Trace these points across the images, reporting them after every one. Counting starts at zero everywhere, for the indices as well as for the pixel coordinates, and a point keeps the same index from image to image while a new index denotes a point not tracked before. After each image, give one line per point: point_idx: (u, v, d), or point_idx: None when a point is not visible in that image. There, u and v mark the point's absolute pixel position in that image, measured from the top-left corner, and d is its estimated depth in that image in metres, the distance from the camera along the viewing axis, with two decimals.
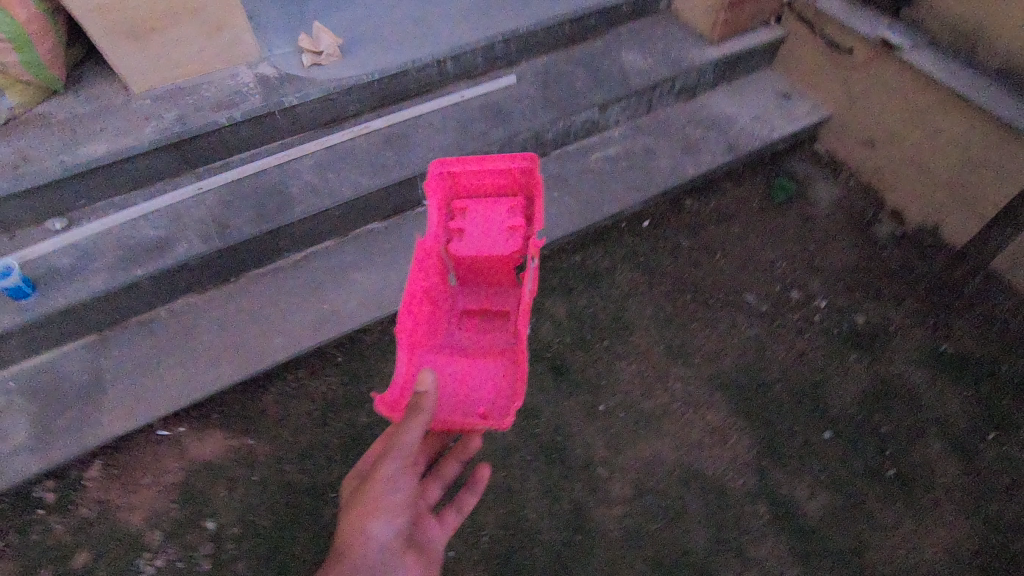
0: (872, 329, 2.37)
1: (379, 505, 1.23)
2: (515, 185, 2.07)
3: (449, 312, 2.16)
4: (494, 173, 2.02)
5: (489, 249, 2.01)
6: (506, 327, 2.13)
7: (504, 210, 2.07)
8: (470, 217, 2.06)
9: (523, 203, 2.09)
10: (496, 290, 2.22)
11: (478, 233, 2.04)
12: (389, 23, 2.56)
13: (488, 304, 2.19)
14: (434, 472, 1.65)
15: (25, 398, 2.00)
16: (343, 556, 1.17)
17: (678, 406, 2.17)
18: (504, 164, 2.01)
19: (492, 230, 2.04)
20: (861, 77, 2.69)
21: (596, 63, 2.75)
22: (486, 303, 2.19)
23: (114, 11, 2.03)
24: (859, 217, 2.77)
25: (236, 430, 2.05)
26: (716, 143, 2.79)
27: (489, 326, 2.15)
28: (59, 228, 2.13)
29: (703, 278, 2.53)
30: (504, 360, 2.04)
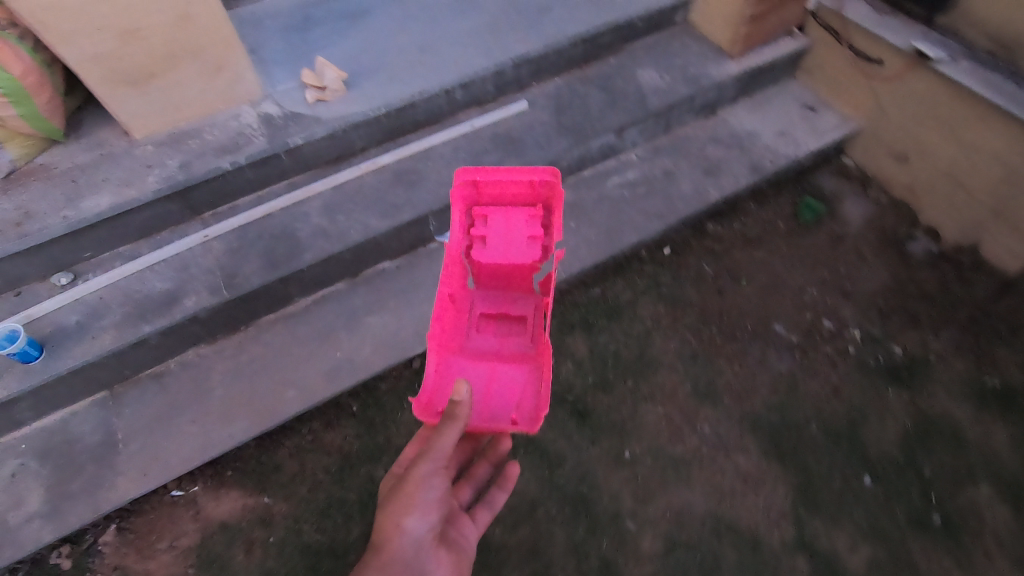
0: (911, 360, 2.25)
1: (413, 506, 1.37)
2: (535, 197, 1.81)
3: (468, 318, 1.94)
4: (516, 182, 1.76)
5: (511, 257, 1.78)
6: (530, 333, 1.92)
7: (525, 219, 1.80)
8: (491, 224, 1.79)
9: (544, 212, 1.82)
10: (517, 295, 1.97)
11: (499, 240, 1.80)
12: (395, 52, 2.47)
13: (509, 309, 1.94)
14: (467, 475, 1.76)
15: (39, 461, 1.96)
16: (382, 545, 1.35)
17: (708, 450, 2.08)
18: (523, 175, 1.76)
19: (515, 239, 1.79)
20: (892, 88, 2.54)
21: (610, 83, 2.64)
22: (507, 308, 1.94)
23: (111, 60, 1.96)
24: (892, 235, 2.63)
25: (252, 488, 2.00)
26: (739, 163, 2.67)
27: (513, 333, 1.92)
28: (65, 283, 2.07)
29: (730, 308, 2.41)
30: (530, 368, 1.87)
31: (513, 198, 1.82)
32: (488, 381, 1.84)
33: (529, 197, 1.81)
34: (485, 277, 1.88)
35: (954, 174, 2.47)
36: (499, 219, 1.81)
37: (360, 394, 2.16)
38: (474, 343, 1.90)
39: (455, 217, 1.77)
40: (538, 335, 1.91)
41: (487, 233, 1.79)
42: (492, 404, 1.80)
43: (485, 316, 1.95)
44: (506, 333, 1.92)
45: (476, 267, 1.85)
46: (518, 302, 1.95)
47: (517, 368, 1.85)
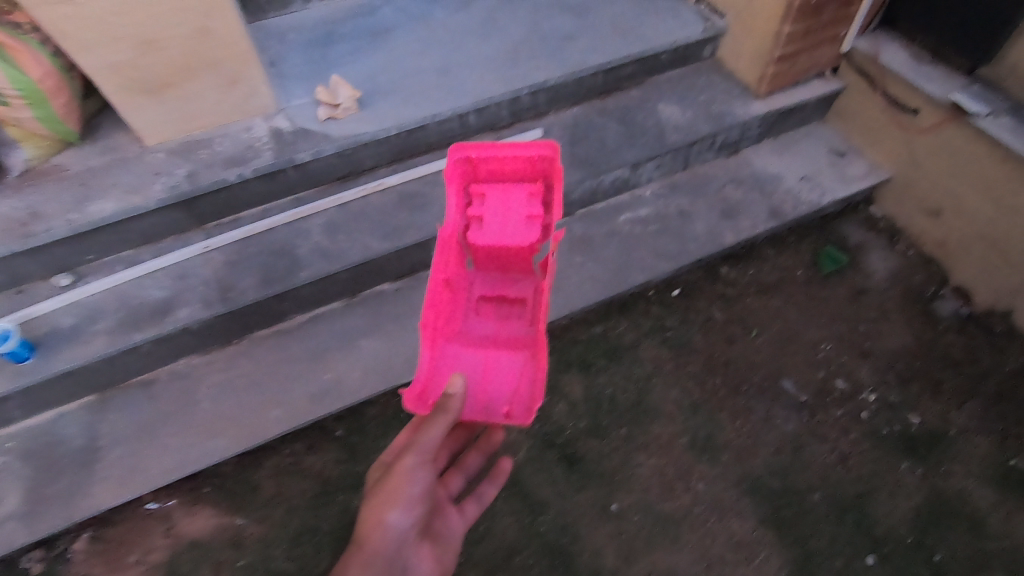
0: (929, 433, 2.12)
1: (396, 499, 1.28)
2: (535, 174, 1.67)
3: (467, 302, 1.83)
4: (516, 157, 1.63)
5: (508, 237, 1.67)
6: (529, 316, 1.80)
7: (524, 196, 1.67)
8: (488, 203, 1.68)
9: (544, 189, 1.69)
10: (517, 276, 1.85)
11: (497, 218, 1.68)
12: (412, 73, 2.45)
13: (508, 291, 1.84)
14: (457, 463, 1.63)
15: (21, 461, 1.96)
16: (362, 541, 1.25)
17: (701, 510, 1.98)
18: (522, 150, 1.62)
19: (514, 216, 1.67)
20: (926, 140, 2.42)
21: (630, 116, 2.57)
22: (506, 290, 1.84)
23: (127, 69, 1.98)
24: (919, 293, 2.48)
25: (227, 507, 1.96)
26: (759, 207, 2.57)
27: (512, 317, 1.81)
28: (65, 283, 2.09)
29: (737, 358, 2.30)
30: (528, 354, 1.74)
31: (512, 174, 1.69)
32: (483, 369, 1.70)
33: (528, 173, 1.67)
34: (482, 258, 1.78)
35: (990, 235, 2.33)
36: (498, 198, 1.68)
37: (345, 419, 2.11)
38: (472, 327, 1.81)
39: (450, 198, 1.65)
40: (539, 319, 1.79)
41: (484, 212, 1.68)
42: (486, 395, 1.66)
43: (484, 299, 1.84)
44: (505, 316, 1.82)
45: (474, 248, 1.75)
46: (517, 282, 1.84)
47: (514, 355, 1.72)
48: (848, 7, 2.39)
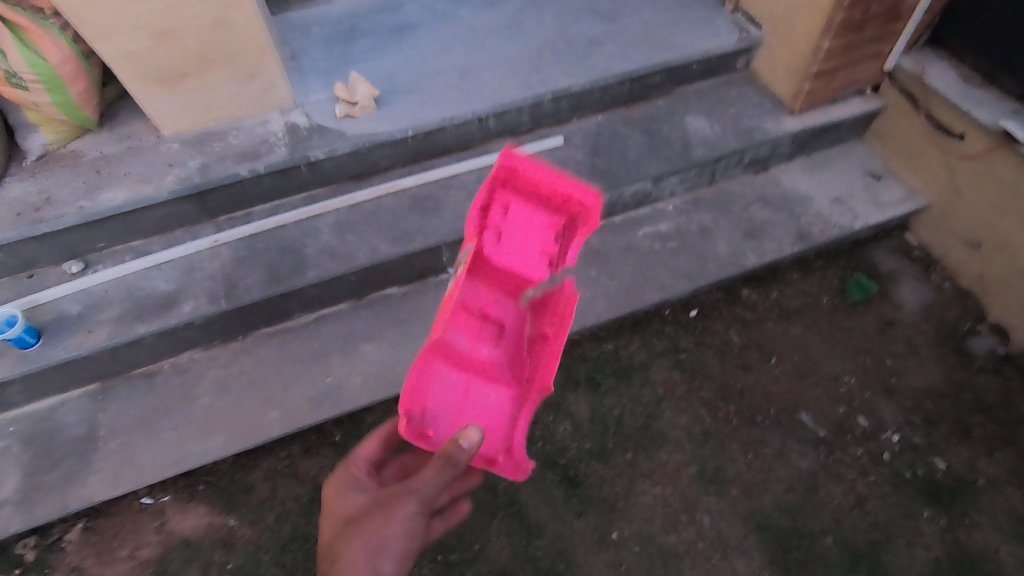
0: (954, 480, 2.01)
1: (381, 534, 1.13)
2: (560, 208, 1.46)
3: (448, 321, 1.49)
4: (544, 183, 1.43)
5: (522, 266, 1.44)
6: (511, 343, 1.55)
7: (544, 228, 1.46)
8: (510, 218, 1.45)
9: (563, 223, 1.46)
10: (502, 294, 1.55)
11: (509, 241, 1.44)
12: (433, 73, 2.39)
13: (489, 310, 1.53)
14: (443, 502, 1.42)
15: (21, 446, 1.96)
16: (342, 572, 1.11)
17: (705, 546, 1.90)
18: (564, 182, 1.41)
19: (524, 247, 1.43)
20: (971, 167, 2.28)
21: (655, 127, 2.48)
22: (488, 308, 1.53)
23: (143, 57, 1.95)
24: (952, 329, 2.35)
25: (220, 507, 1.94)
26: (785, 228, 2.46)
27: (488, 337, 1.52)
28: (74, 270, 2.08)
29: (753, 387, 2.20)
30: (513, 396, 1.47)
31: (540, 192, 1.45)
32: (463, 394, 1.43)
33: (553, 205, 1.45)
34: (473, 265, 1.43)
35: None
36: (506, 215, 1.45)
37: (344, 424, 2.07)
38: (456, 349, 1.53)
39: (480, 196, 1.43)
40: (523, 354, 1.54)
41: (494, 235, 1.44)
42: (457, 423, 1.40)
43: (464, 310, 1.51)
44: (478, 334, 1.51)
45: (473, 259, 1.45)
46: (501, 303, 1.55)
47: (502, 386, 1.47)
48: (894, 22, 2.25)
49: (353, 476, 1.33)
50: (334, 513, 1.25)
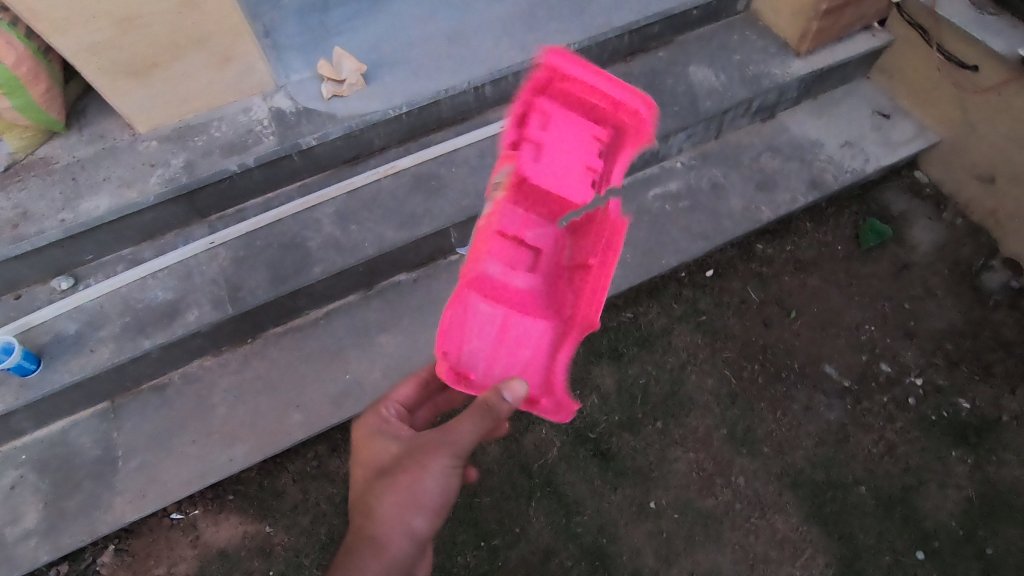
0: (980, 419, 2.04)
1: (418, 505, 1.08)
2: (608, 121, 1.43)
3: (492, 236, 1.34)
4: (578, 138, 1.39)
5: (560, 188, 1.32)
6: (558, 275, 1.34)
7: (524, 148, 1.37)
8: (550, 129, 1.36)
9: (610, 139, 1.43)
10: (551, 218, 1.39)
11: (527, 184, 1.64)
12: (420, 41, 2.23)
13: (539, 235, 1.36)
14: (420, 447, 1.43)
15: (37, 473, 1.90)
16: (376, 546, 1.07)
17: (743, 506, 1.93)
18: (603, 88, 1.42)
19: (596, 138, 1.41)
20: (984, 100, 2.20)
21: (658, 82, 2.36)
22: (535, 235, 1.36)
23: (107, 49, 1.78)
24: (966, 267, 2.33)
25: (253, 515, 1.91)
26: (798, 177, 2.39)
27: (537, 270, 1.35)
28: (65, 287, 1.96)
29: (776, 342, 2.19)
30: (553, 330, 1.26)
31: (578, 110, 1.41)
32: (501, 340, 1.24)
33: (601, 117, 1.43)
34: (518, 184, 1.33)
35: None
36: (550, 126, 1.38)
37: None
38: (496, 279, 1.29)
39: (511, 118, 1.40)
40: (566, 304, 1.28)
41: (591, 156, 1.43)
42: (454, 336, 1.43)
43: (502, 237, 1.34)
44: (529, 269, 1.34)
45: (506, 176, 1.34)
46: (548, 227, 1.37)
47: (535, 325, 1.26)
48: None
49: (375, 415, 1.29)
50: (363, 470, 1.18)
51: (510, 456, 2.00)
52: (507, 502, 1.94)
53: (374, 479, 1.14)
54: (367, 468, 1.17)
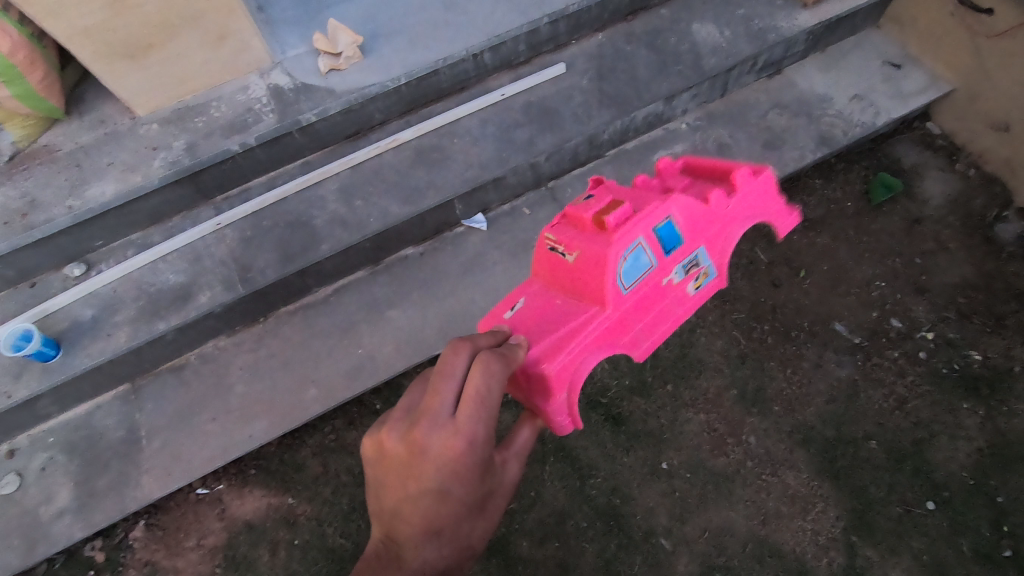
0: (992, 371, 2.04)
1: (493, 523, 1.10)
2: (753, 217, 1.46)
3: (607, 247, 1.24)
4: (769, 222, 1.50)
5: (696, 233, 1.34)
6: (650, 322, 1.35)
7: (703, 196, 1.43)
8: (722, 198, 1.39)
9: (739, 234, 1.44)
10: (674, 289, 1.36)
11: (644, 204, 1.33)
12: (417, 10, 2.19)
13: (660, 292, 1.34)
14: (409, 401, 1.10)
15: (66, 455, 1.96)
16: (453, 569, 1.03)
17: (754, 464, 1.95)
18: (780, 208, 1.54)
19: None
20: (999, 44, 2.13)
21: (661, 41, 2.30)
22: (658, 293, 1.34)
23: (102, 32, 1.76)
24: (979, 219, 2.29)
25: (275, 488, 1.97)
26: (806, 134, 2.35)
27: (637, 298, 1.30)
28: (78, 274, 1.98)
29: (786, 302, 2.18)
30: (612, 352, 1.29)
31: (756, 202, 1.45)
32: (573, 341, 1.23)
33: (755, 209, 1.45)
34: (708, 230, 1.36)
35: None
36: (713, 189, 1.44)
37: (383, 392, 2.06)
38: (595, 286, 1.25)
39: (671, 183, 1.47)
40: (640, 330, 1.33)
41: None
42: (502, 306, 1.38)
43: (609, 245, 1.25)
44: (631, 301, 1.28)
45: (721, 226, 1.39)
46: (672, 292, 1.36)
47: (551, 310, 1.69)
48: None
49: (459, 429, 0.93)
50: (434, 509, 0.96)
51: None
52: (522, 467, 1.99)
53: (457, 518, 0.97)
54: (452, 513, 0.97)
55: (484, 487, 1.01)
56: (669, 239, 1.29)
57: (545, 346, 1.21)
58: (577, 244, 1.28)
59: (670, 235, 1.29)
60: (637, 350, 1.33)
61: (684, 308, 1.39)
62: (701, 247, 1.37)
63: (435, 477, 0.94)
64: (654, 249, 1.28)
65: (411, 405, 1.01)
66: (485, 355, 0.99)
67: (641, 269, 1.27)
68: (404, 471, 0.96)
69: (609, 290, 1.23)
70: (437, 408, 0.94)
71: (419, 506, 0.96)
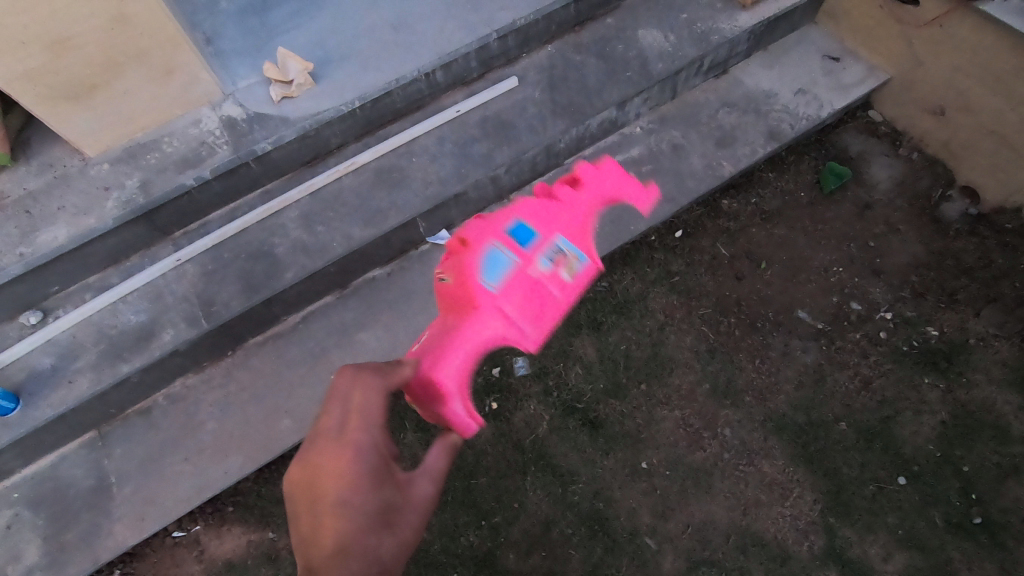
0: (949, 345, 2.11)
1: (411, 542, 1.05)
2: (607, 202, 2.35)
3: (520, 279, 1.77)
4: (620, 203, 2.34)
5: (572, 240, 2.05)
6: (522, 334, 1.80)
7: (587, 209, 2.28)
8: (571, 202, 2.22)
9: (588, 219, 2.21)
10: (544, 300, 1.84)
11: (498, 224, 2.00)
12: (366, 33, 2.20)
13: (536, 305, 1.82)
14: None
15: (33, 510, 1.89)
16: None
17: (731, 456, 1.99)
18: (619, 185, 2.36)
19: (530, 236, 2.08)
20: (927, 33, 2.24)
21: (609, 49, 2.35)
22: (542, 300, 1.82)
23: (42, 75, 1.73)
24: (926, 200, 2.38)
25: (255, 523, 1.93)
26: (755, 130, 2.42)
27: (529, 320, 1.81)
28: (34, 322, 1.93)
29: (749, 294, 2.23)
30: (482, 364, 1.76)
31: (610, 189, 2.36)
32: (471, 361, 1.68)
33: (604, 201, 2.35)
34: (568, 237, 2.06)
35: (998, 131, 2.19)
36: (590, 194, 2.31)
37: None
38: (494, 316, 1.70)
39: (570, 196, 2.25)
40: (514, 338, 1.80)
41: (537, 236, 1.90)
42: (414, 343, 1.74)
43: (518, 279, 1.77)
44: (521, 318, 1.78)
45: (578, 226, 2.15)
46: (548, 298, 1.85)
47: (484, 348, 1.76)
48: None
49: (343, 443, 1.05)
50: (338, 512, 0.99)
51: (502, 435, 2.04)
52: (503, 479, 1.98)
53: (363, 520, 0.99)
54: (363, 516, 1.00)
55: (386, 487, 1.05)
56: (521, 238, 1.89)
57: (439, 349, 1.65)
58: (454, 270, 1.83)
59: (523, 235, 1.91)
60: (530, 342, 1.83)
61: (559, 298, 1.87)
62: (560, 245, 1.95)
63: (332, 481, 1.01)
64: (510, 250, 1.80)
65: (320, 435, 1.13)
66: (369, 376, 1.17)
67: (503, 267, 1.75)
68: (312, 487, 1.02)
69: (477, 292, 1.71)
70: (328, 422, 1.08)
71: (327, 513, 0.99)
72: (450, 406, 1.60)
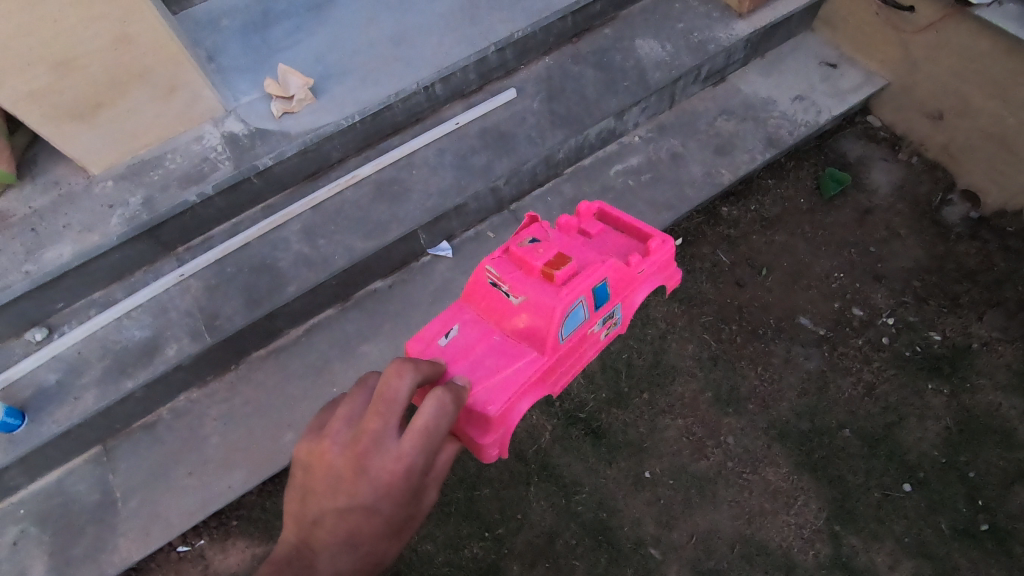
0: (952, 350, 2.10)
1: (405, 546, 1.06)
2: None
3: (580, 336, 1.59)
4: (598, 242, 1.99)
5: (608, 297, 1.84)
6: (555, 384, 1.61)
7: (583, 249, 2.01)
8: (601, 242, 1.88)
9: None
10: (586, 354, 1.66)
11: (585, 264, 1.60)
12: (366, 47, 2.23)
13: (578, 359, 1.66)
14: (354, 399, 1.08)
15: (38, 526, 1.90)
16: None
17: (735, 464, 1.98)
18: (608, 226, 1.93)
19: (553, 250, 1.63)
20: (923, 38, 2.25)
21: (606, 59, 2.37)
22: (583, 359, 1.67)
23: (47, 95, 1.76)
24: (926, 204, 2.38)
25: (259, 537, 1.94)
26: (754, 137, 2.43)
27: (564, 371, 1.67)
28: (40, 338, 1.95)
29: (751, 301, 2.23)
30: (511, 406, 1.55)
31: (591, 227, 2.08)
32: (505, 408, 1.47)
33: None
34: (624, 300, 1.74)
35: (997, 134, 2.19)
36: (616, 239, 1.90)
37: None
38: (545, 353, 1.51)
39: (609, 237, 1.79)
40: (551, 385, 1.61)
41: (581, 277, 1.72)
42: (436, 330, 1.56)
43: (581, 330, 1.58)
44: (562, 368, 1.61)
45: None
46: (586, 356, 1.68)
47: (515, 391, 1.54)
48: None
49: (399, 453, 0.96)
50: (358, 522, 0.94)
51: None
52: (507, 490, 1.99)
53: (377, 535, 0.96)
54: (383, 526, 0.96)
55: (413, 510, 1.01)
56: (600, 297, 1.58)
57: (487, 389, 1.46)
58: (525, 290, 1.52)
59: (602, 295, 1.58)
60: (557, 387, 1.62)
61: (595, 352, 1.70)
62: (617, 306, 1.67)
63: (365, 491, 0.94)
64: (589, 303, 1.55)
65: (355, 413, 1.02)
66: (435, 390, 1.05)
67: (576, 322, 1.54)
68: (337, 483, 0.95)
69: (552, 339, 1.50)
70: (380, 429, 0.96)
71: (346, 522, 0.94)
72: (490, 432, 1.46)
